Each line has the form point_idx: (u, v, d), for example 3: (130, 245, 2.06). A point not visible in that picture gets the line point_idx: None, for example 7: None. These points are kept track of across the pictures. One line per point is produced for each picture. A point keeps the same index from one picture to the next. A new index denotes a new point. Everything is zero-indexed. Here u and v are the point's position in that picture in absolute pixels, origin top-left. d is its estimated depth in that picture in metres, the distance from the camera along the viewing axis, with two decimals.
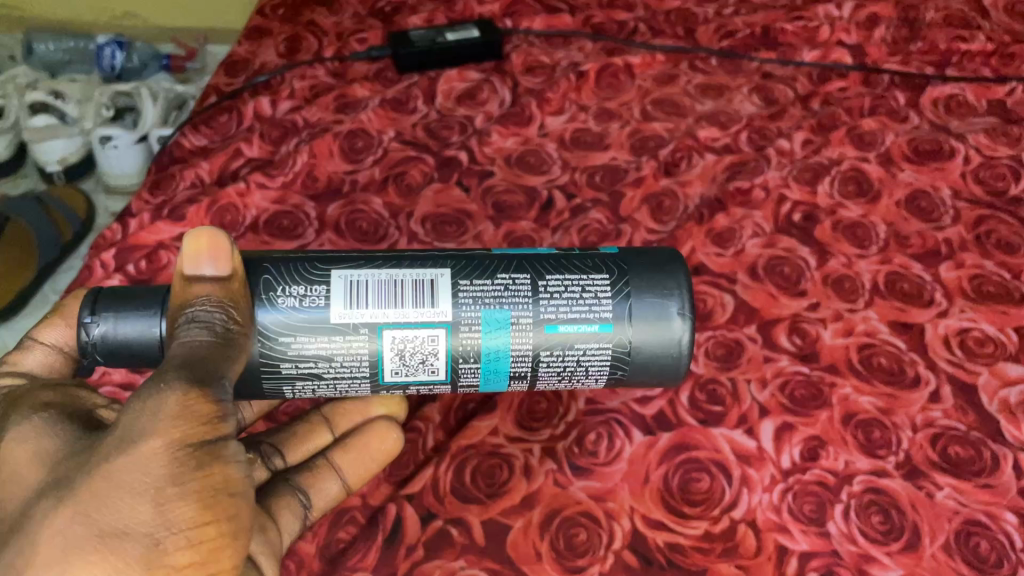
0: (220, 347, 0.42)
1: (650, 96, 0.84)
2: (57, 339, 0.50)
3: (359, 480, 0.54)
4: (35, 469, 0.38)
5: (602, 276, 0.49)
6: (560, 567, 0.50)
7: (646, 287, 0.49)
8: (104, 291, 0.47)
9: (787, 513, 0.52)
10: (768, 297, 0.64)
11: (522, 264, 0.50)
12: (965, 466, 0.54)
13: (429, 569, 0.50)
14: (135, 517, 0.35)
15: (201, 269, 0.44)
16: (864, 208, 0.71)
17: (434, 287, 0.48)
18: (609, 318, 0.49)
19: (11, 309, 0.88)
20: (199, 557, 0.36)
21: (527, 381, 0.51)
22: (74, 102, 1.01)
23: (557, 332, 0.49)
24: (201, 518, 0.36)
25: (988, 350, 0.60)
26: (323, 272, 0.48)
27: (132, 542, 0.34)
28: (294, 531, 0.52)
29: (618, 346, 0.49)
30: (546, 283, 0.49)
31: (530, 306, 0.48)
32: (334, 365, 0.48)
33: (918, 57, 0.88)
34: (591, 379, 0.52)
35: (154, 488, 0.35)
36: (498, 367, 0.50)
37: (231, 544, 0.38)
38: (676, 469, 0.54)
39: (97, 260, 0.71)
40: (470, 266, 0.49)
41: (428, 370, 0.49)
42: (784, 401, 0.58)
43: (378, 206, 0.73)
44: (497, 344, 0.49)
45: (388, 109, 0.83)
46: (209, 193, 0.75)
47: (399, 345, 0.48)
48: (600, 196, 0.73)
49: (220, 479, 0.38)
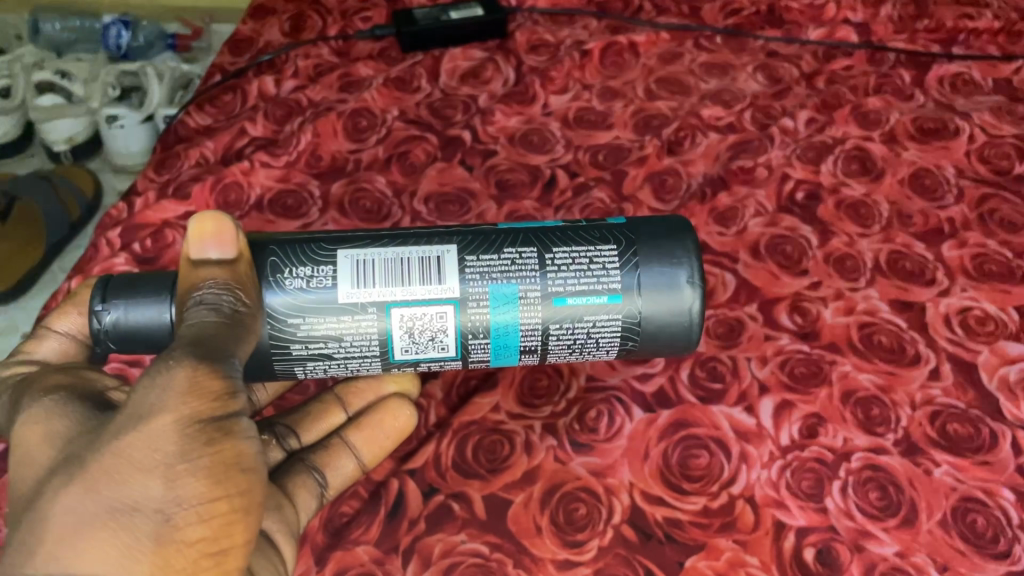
0: (228, 327, 0.43)
1: (655, 74, 0.84)
2: (70, 327, 0.50)
3: (374, 457, 0.55)
4: (47, 448, 0.38)
5: (610, 247, 0.49)
6: (559, 541, 0.51)
7: (654, 257, 0.49)
8: (114, 278, 0.48)
9: (786, 489, 0.53)
10: (770, 276, 0.64)
11: (529, 238, 0.50)
12: (963, 444, 0.54)
13: (430, 542, 0.51)
14: (145, 493, 0.35)
15: (207, 253, 0.45)
16: (866, 187, 0.71)
17: (441, 264, 0.49)
18: (618, 289, 0.49)
19: (21, 288, 0.89)
20: (210, 532, 0.36)
21: (537, 355, 0.52)
22: (80, 82, 1.01)
23: (566, 305, 0.49)
24: (212, 493, 0.37)
25: (988, 328, 0.61)
26: (329, 252, 0.49)
27: (142, 518, 0.35)
28: (310, 509, 0.52)
29: (627, 317, 0.50)
30: (553, 256, 0.49)
31: (538, 280, 0.49)
32: (344, 345, 0.49)
33: (924, 35, 0.88)
34: (602, 351, 0.52)
35: (164, 464, 0.36)
36: (508, 342, 0.50)
37: (242, 519, 0.38)
38: (676, 445, 0.55)
39: (104, 239, 0.71)
40: (477, 241, 0.49)
41: (438, 347, 0.50)
42: (784, 378, 0.58)
43: (382, 184, 0.73)
44: (505, 319, 0.49)
45: (391, 88, 0.83)
46: (214, 172, 0.76)
47: (408, 323, 0.49)
48: (603, 175, 0.73)
49: (230, 454, 0.38)
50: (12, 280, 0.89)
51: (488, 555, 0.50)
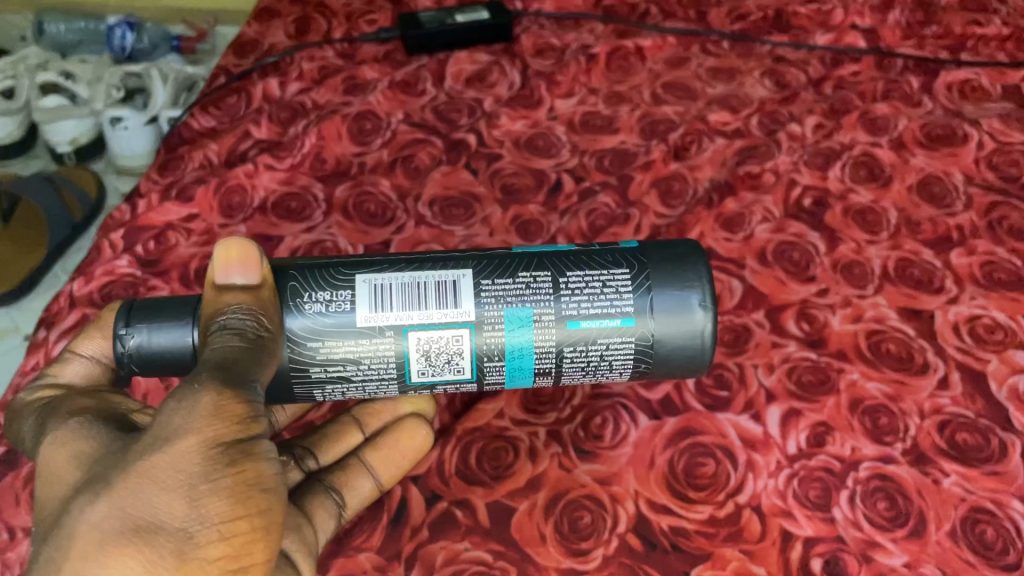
0: (251, 352, 0.43)
1: (661, 79, 0.84)
2: (94, 351, 0.50)
3: (391, 478, 0.53)
4: (72, 468, 0.38)
5: (622, 271, 0.49)
6: (564, 550, 0.50)
7: (666, 281, 0.49)
8: (137, 302, 0.47)
9: (793, 498, 0.52)
10: (777, 283, 0.64)
11: (543, 261, 0.49)
12: (971, 454, 0.54)
13: (434, 550, 0.50)
14: (168, 511, 0.35)
15: (232, 278, 0.45)
16: (874, 193, 0.71)
17: (456, 288, 0.48)
18: (630, 312, 0.48)
19: (22, 290, 0.89)
20: (231, 551, 0.36)
21: (552, 377, 0.51)
22: (85, 84, 1.00)
23: (579, 328, 0.49)
24: (234, 512, 0.36)
25: (997, 337, 0.60)
26: (348, 276, 0.48)
27: (166, 536, 0.34)
28: (329, 529, 0.51)
29: (640, 340, 0.49)
30: (567, 279, 0.49)
31: (552, 303, 0.48)
32: (362, 368, 0.49)
33: (933, 41, 0.87)
34: (616, 373, 0.51)
35: (188, 484, 0.35)
36: (523, 364, 0.50)
37: (262, 538, 0.37)
38: (682, 453, 0.54)
39: (106, 241, 0.71)
40: (492, 265, 0.49)
41: (453, 369, 0.49)
42: (792, 386, 0.57)
43: (387, 188, 0.73)
44: (520, 342, 0.49)
45: (396, 91, 0.82)
46: (218, 174, 0.75)
47: (425, 346, 0.48)
48: (608, 180, 0.73)
49: (252, 475, 0.37)
50: (13, 281, 0.88)
51: (491, 563, 0.50)
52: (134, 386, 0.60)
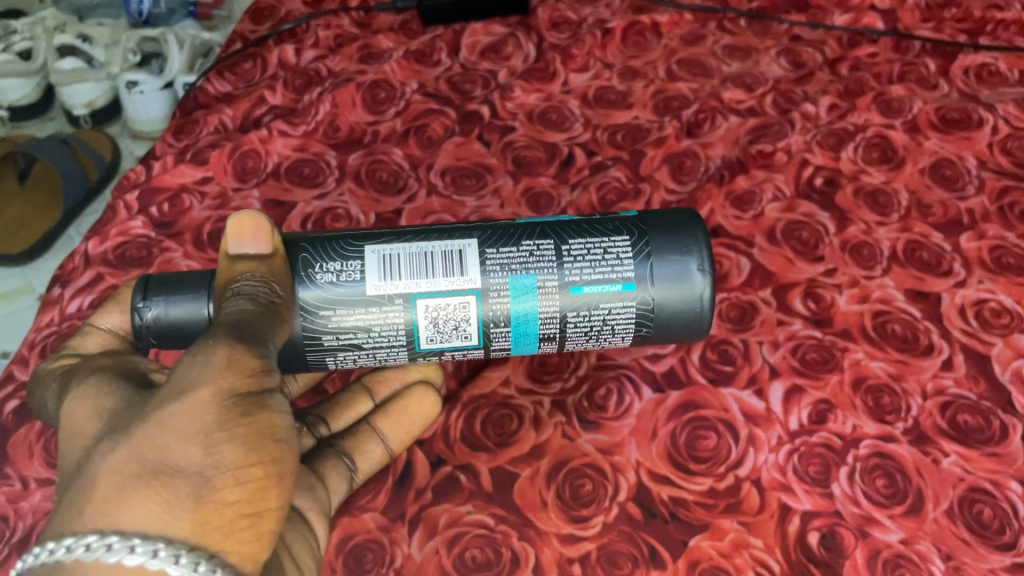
0: (264, 314, 0.43)
1: (676, 56, 0.83)
2: (113, 324, 0.51)
3: (401, 443, 0.54)
4: (93, 421, 0.38)
5: (623, 238, 0.49)
6: (566, 516, 0.51)
7: (665, 247, 0.49)
8: (154, 277, 0.48)
9: (792, 473, 0.53)
10: (785, 261, 0.64)
11: (545, 231, 0.50)
12: (972, 434, 0.54)
13: (437, 512, 0.51)
14: (184, 458, 0.35)
15: (244, 248, 0.46)
16: (886, 175, 0.71)
17: (462, 257, 0.49)
18: (631, 277, 0.49)
19: (37, 248, 0.89)
20: (245, 495, 0.36)
21: (556, 342, 0.52)
22: (101, 46, 1.01)
23: (582, 294, 0.49)
24: (248, 459, 0.36)
25: (1003, 321, 0.60)
26: (357, 248, 0.49)
27: (183, 480, 0.35)
28: (341, 493, 0.51)
29: (641, 304, 0.49)
30: (569, 247, 0.49)
31: (555, 270, 0.49)
32: (373, 336, 0.49)
33: (951, 24, 0.87)
34: (618, 338, 0.52)
35: (203, 432, 0.36)
36: (527, 330, 0.50)
37: (276, 485, 0.37)
38: (684, 426, 0.55)
39: (121, 201, 0.71)
40: (496, 235, 0.50)
41: (461, 335, 0.50)
42: (795, 363, 0.58)
43: (399, 157, 0.73)
44: (525, 308, 0.49)
45: (410, 61, 0.83)
46: (232, 139, 0.75)
47: (433, 313, 0.49)
48: (621, 155, 0.73)
49: (265, 425, 0.37)
50: (28, 239, 0.89)
51: (493, 526, 0.51)
52: None
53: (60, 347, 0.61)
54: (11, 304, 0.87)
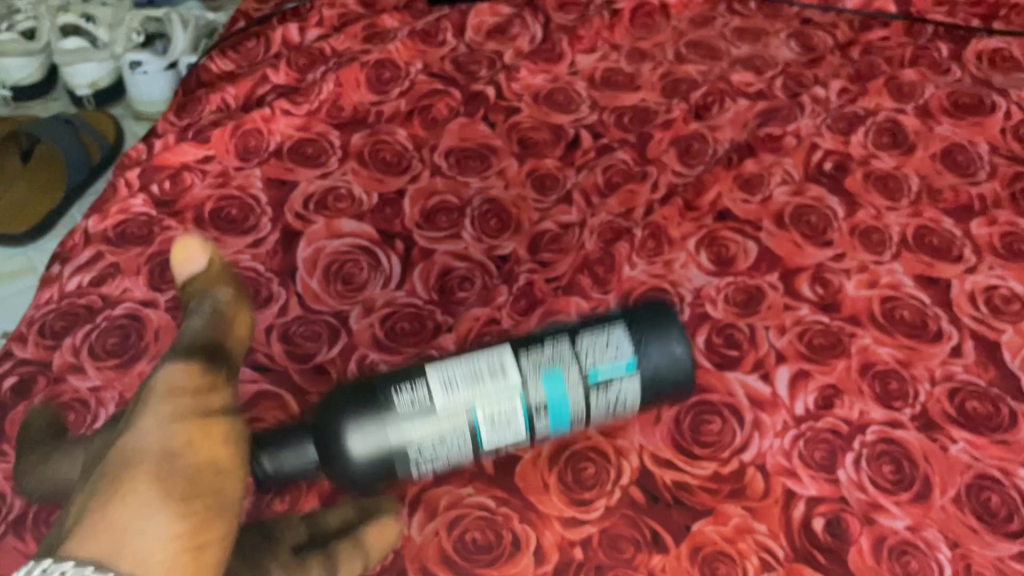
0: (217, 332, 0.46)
1: (685, 37, 0.82)
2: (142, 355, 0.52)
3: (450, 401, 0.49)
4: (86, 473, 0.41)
5: (616, 329, 0.49)
6: (568, 499, 0.50)
7: (649, 332, 0.48)
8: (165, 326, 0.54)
9: (798, 458, 0.52)
10: (793, 246, 0.63)
11: (547, 338, 0.49)
12: (981, 421, 0.53)
13: (438, 495, 0.51)
14: (133, 489, 0.36)
15: (192, 265, 0.51)
16: (896, 160, 0.70)
17: (499, 371, 0.47)
18: (634, 358, 0.48)
19: (39, 229, 0.89)
20: (188, 523, 0.36)
21: (584, 422, 0.50)
22: (105, 27, 0.99)
23: (599, 381, 0.48)
24: (190, 495, 0.37)
25: (1014, 308, 0.59)
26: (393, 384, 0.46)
27: (129, 510, 0.36)
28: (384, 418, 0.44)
29: (645, 376, 0.48)
30: (580, 347, 0.48)
31: (573, 364, 0.48)
32: (443, 441, 0.46)
33: (965, 8, 0.86)
34: (629, 413, 0.50)
35: (151, 467, 0.37)
36: (564, 413, 0.48)
37: (219, 524, 0.38)
38: (689, 410, 0.54)
39: (122, 179, 0.71)
40: (519, 344, 0.48)
41: (514, 431, 0.48)
42: (802, 348, 0.57)
43: (403, 137, 0.73)
44: (558, 398, 0.47)
45: (416, 40, 0.82)
46: (234, 117, 0.75)
47: (493, 414, 0.47)
48: (627, 137, 0.72)
49: (208, 455, 0.39)
50: (30, 220, 0.89)
51: (495, 510, 0.50)
52: (147, 323, 0.60)
53: (60, 325, 0.60)
54: (14, 282, 0.87)
